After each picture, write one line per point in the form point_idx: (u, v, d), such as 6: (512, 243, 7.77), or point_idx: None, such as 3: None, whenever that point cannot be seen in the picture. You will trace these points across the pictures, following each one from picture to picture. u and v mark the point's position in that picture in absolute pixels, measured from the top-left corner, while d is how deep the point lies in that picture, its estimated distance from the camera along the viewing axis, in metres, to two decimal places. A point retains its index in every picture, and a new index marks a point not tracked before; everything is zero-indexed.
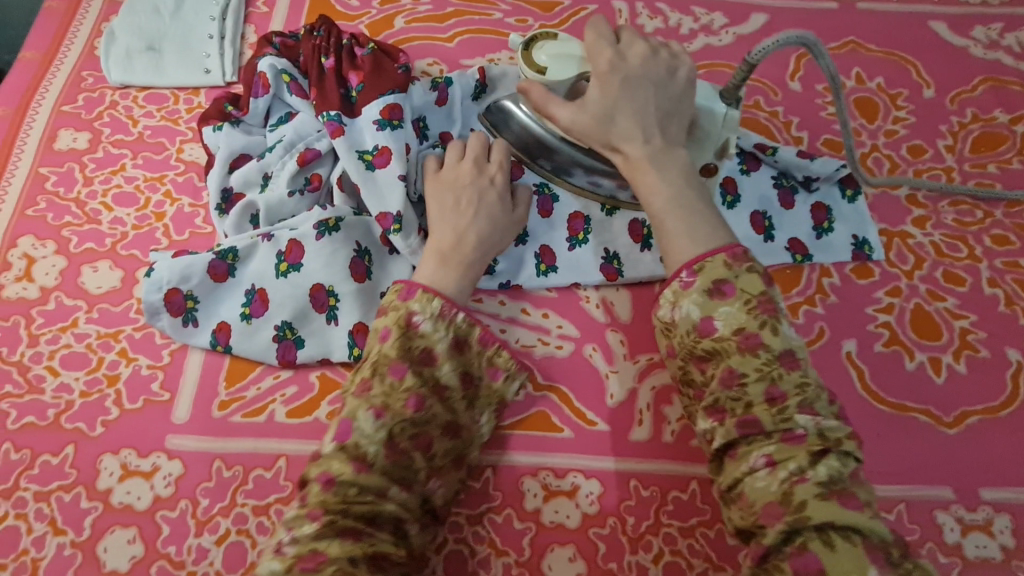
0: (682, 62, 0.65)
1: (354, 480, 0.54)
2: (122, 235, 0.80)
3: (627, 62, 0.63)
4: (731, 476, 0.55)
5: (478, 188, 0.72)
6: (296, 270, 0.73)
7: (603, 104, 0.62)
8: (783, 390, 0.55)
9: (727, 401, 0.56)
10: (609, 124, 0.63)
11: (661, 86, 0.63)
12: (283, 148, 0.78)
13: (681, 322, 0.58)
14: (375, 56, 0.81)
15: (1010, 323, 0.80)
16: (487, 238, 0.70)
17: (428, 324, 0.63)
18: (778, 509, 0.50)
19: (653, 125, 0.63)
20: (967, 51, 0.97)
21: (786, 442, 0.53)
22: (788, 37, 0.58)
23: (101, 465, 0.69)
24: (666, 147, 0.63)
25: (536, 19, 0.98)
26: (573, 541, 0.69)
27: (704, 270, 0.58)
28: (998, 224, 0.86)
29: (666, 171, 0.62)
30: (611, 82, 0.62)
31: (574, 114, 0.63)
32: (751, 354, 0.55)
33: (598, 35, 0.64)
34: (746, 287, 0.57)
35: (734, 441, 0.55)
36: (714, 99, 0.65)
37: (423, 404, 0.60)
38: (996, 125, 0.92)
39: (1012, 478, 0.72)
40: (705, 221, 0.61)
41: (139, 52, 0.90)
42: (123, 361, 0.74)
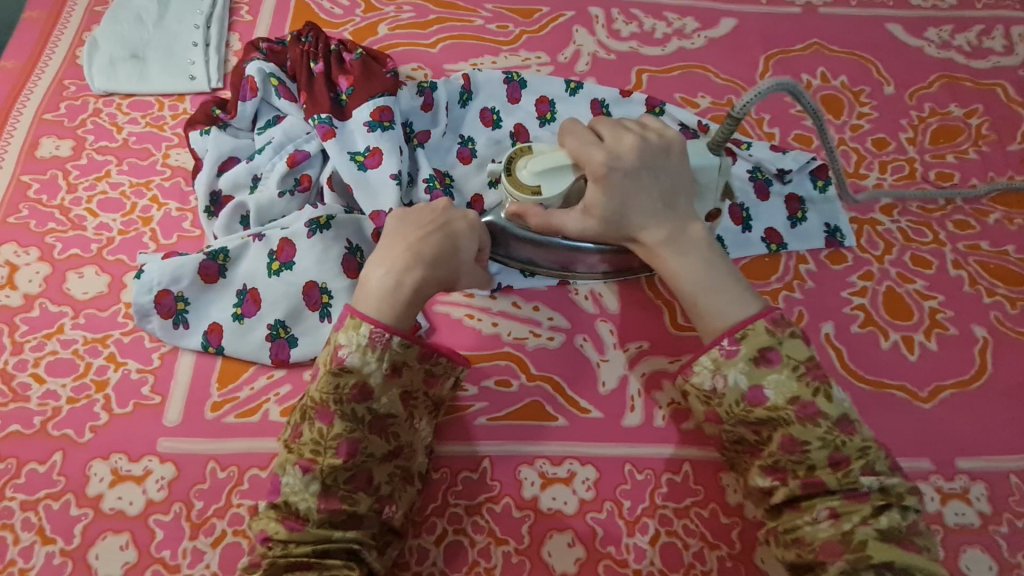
0: (672, 139, 0.66)
1: (289, 537, 0.58)
2: (108, 241, 0.79)
3: (621, 160, 0.64)
4: (790, 522, 0.59)
5: (452, 219, 0.67)
6: (288, 269, 0.73)
7: (612, 205, 0.64)
8: (846, 455, 0.58)
9: (789, 463, 0.59)
10: (620, 221, 0.65)
11: (659, 172, 0.65)
12: (272, 150, 0.79)
13: (729, 392, 0.60)
14: (363, 61, 0.83)
15: (975, 303, 0.84)
16: (442, 268, 0.65)
17: (356, 359, 0.59)
18: (837, 548, 0.56)
19: (664, 213, 0.65)
20: (921, 51, 1.03)
21: (848, 497, 0.58)
22: (768, 87, 0.62)
23: (91, 472, 0.68)
24: (682, 230, 0.65)
25: (516, 25, 1.01)
26: (570, 527, 0.70)
27: (747, 338, 0.60)
28: (958, 210, 0.90)
29: (686, 252, 0.64)
30: (611, 181, 0.63)
31: (581, 221, 0.65)
32: (811, 424, 0.58)
33: (578, 137, 0.66)
34: (791, 354, 0.60)
35: (797, 496, 0.59)
36: (704, 152, 0.68)
37: (355, 448, 0.59)
38: (953, 118, 0.98)
39: (989, 447, 0.76)
40: (731, 291, 0.63)
41: (123, 60, 0.90)
42: (112, 365, 0.73)
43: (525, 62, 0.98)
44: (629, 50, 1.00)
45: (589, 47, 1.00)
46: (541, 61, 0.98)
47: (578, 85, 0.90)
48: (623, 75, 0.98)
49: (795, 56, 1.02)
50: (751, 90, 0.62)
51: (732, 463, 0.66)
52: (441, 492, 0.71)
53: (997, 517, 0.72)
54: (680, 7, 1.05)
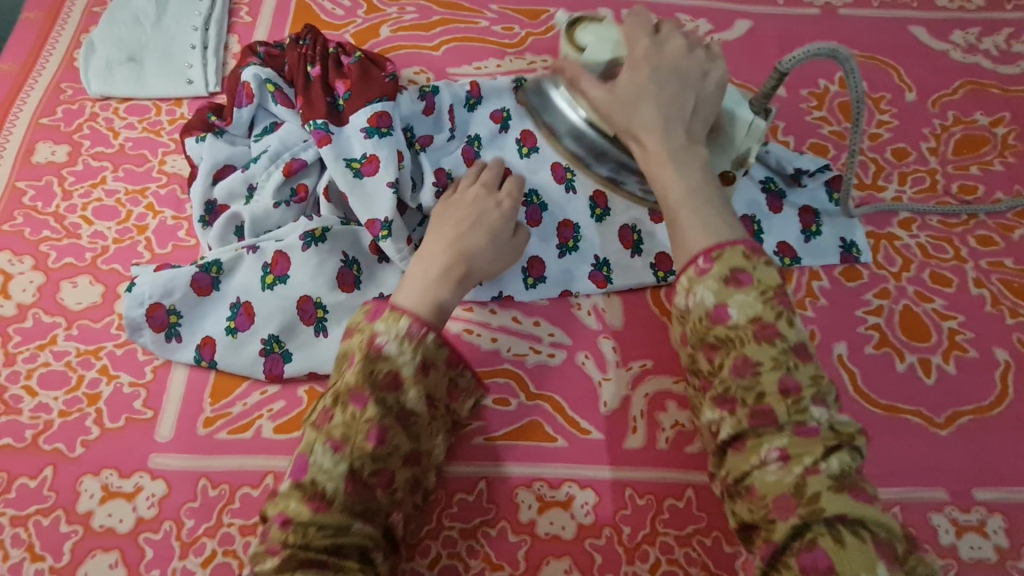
0: (719, 61, 0.66)
1: (312, 519, 0.53)
2: (102, 250, 0.78)
3: (664, 56, 0.64)
4: (738, 469, 0.53)
5: (481, 207, 0.71)
6: (282, 282, 0.72)
7: (632, 91, 0.64)
8: (799, 381, 0.54)
9: (739, 390, 0.54)
10: (634, 115, 0.64)
11: (691, 84, 0.64)
12: (268, 159, 0.77)
13: (695, 309, 0.57)
14: (362, 65, 0.80)
15: (997, 324, 0.80)
16: (478, 253, 0.68)
17: (393, 346, 0.58)
18: (790, 502, 0.50)
19: (680, 119, 0.63)
20: (946, 55, 0.99)
21: (799, 436, 0.52)
22: (819, 48, 0.62)
23: (82, 487, 0.67)
24: (690, 147, 0.63)
25: (522, 27, 0.98)
26: (568, 553, 0.68)
27: (721, 258, 0.57)
28: (981, 225, 0.87)
29: (686, 167, 0.62)
30: (641, 70, 0.64)
31: (601, 94, 0.65)
32: (766, 343, 0.54)
33: (638, 21, 0.67)
34: (762, 279, 0.56)
35: (744, 431, 0.54)
36: (736, 104, 0.68)
37: (384, 437, 0.57)
38: (977, 127, 0.93)
39: (1007, 477, 0.72)
40: (713, 211, 0.60)
41: (120, 63, 0.88)
42: (104, 378, 0.72)
43: (531, 65, 0.94)
44: None
45: None
46: (546, 64, 0.95)
47: None
48: None
49: (812, 60, 0.98)
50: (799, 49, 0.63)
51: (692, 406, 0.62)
52: (438, 514, 0.69)
53: (1015, 553, 0.69)
54: (692, 9, 1.01)
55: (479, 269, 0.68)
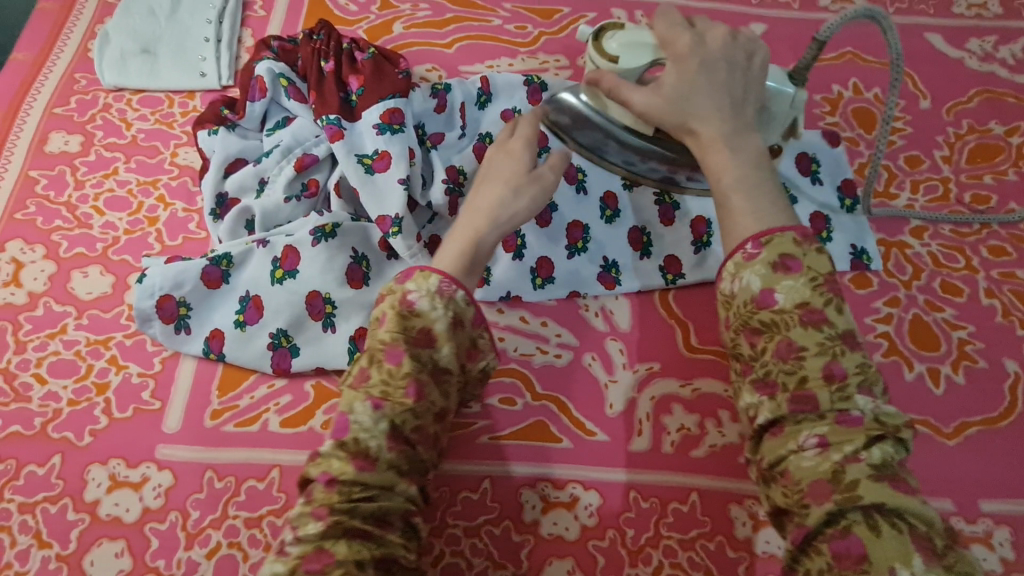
0: (758, 47, 0.61)
1: (358, 478, 0.52)
2: (114, 240, 0.78)
3: (706, 46, 0.58)
4: (774, 453, 0.53)
5: (498, 160, 0.66)
6: (292, 277, 0.72)
7: (681, 87, 0.57)
8: (844, 368, 0.53)
9: (781, 374, 0.54)
10: (686, 108, 0.57)
11: (737, 68, 0.59)
12: (279, 153, 0.77)
13: (740, 293, 0.57)
14: (375, 61, 0.80)
15: (1007, 335, 0.80)
16: (501, 208, 0.63)
17: (424, 303, 0.58)
18: (826, 488, 0.49)
19: (729, 107, 0.58)
20: (961, 63, 0.98)
21: (839, 424, 0.51)
22: (857, 11, 0.55)
23: (89, 476, 0.67)
24: (743, 131, 0.58)
25: (535, 27, 0.97)
26: (571, 554, 0.68)
27: (772, 243, 0.56)
28: (994, 235, 0.86)
29: (740, 152, 0.58)
30: (688, 66, 0.58)
31: (648, 93, 0.57)
32: (813, 328, 0.54)
33: (670, 19, 0.60)
34: (812, 266, 0.56)
35: (783, 415, 0.53)
36: (783, 81, 0.60)
37: (422, 392, 0.56)
38: (992, 136, 0.93)
39: (1014, 490, 0.72)
40: (763, 201, 0.58)
41: (134, 54, 0.89)
42: (113, 368, 0.72)
43: (543, 65, 0.94)
44: None
45: None
46: (559, 64, 0.95)
47: None
48: None
49: (826, 66, 0.97)
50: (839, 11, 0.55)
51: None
52: (441, 512, 0.69)
53: (1021, 565, 0.69)
54: (706, 12, 1.01)
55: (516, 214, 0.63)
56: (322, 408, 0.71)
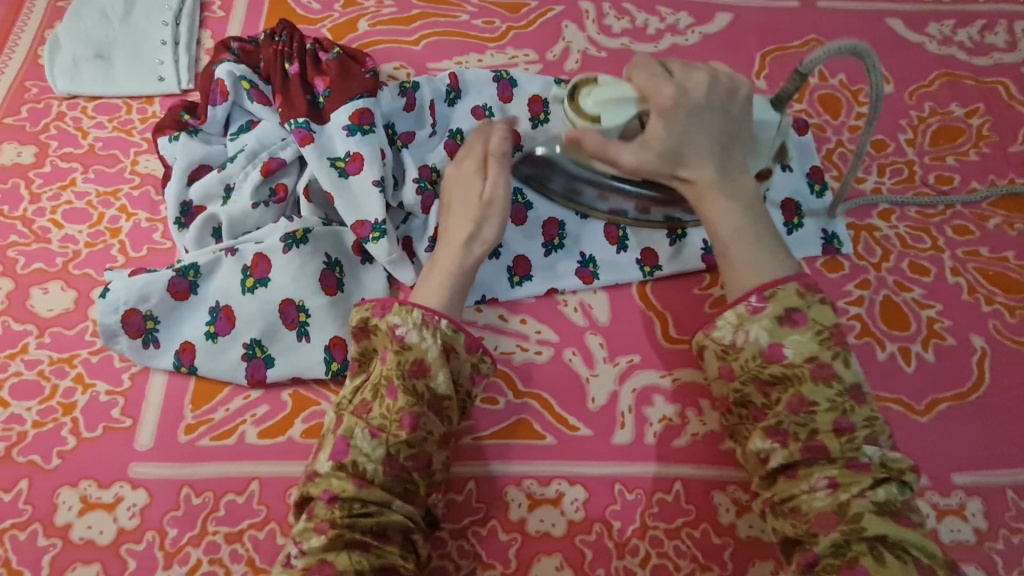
0: (741, 83, 0.67)
1: (357, 495, 0.57)
2: (74, 254, 0.76)
3: (689, 95, 0.65)
4: (786, 492, 0.58)
5: (459, 183, 0.72)
6: (263, 285, 0.70)
7: (674, 139, 0.64)
8: (853, 422, 0.57)
9: (792, 425, 0.58)
10: (678, 158, 0.65)
11: (722, 110, 0.66)
12: (245, 158, 0.75)
13: (748, 346, 0.60)
14: (340, 61, 0.78)
15: (973, 311, 0.82)
16: (466, 230, 0.69)
17: (414, 336, 0.62)
18: (833, 519, 0.54)
19: (718, 152, 0.65)
20: (922, 47, 1.00)
21: (849, 468, 0.56)
22: (839, 46, 0.63)
23: (59, 500, 0.65)
24: (732, 175, 0.66)
25: (503, 21, 0.96)
26: (559, 550, 0.68)
27: (775, 297, 0.60)
28: (958, 215, 0.88)
29: (733, 197, 0.65)
30: (674, 117, 0.64)
31: (638, 153, 0.65)
32: (824, 384, 0.57)
33: (648, 70, 0.66)
34: (817, 318, 0.59)
35: (795, 461, 0.57)
36: (766, 109, 0.68)
37: (417, 422, 0.60)
38: (953, 118, 0.95)
39: (985, 462, 0.74)
40: (768, 250, 0.63)
41: (87, 60, 0.85)
42: (80, 387, 0.70)
43: (512, 59, 0.94)
44: (621, 47, 0.97)
45: (579, 45, 0.96)
46: (528, 59, 0.94)
47: None
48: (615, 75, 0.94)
49: (793, 53, 0.98)
50: (821, 47, 0.63)
51: (732, 431, 0.64)
52: None
53: (993, 534, 0.71)
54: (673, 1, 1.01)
55: (481, 242, 0.69)
56: (301, 417, 0.70)
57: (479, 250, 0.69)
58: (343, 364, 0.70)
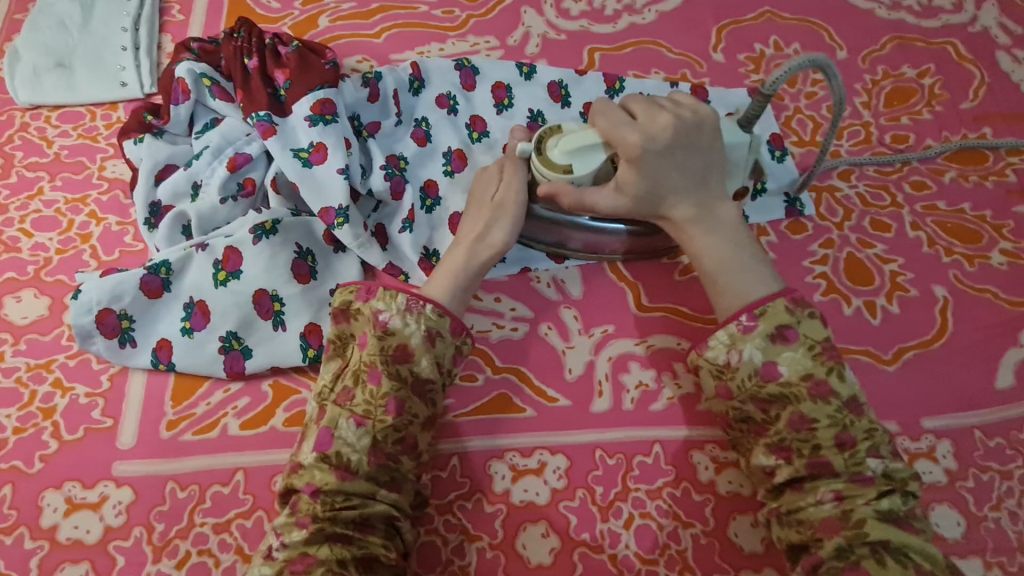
0: (705, 114, 0.67)
1: (340, 488, 0.58)
2: (45, 261, 0.76)
3: (655, 140, 0.65)
4: (794, 503, 0.60)
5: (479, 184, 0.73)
6: (235, 278, 0.71)
7: (647, 181, 0.66)
8: (853, 436, 0.58)
9: (795, 442, 0.59)
10: (654, 201, 0.67)
11: (690, 147, 0.66)
12: (210, 154, 0.75)
13: (743, 366, 0.61)
14: (299, 53, 0.79)
15: (933, 263, 0.84)
16: (478, 230, 0.70)
17: (397, 321, 0.63)
18: (835, 524, 0.56)
19: (694, 188, 0.67)
20: (872, 13, 1.03)
21: (854, 481, 0.58)
22: (802, 62, 0.62)
23: (43, 503, 0.66)
24: (711, 208, 0.67)
25: (463, 10, 0.98)
26: (544, 518, 0.69)
27: (766, 315, 0.61)
28: (914, 171, 0.91)
29: (713, 229, 0.66)
30: (644, 163, 0.65)
31: (613, 198, 0.67)
32: (822, 401, 0.59)
33: (611, 117, 0.67)
34: (808, 333, 0.61)
35: (801, 476, 0.59)
36: (734, 131, 0.69)
37: (402, 407, 0.61)
38: (905, 80, 0.98)
39: (953, 404, 0.77)
40: (749, 274, 0.64)
41: (48, 69, 0.85)
42: (59, 392, 0.70)
43: (474, 47, 0.95)
44: (580, 29, 0.98)
45: (539, 29, 0.97)
46: (490, 45, 0.96)
47: (532, 70, 0.88)
48: (575, 56, 0.96)
49: (747, 26, 1.00)
50: (784, 65, 0.62)
51: (734, 443, 0.66)
52: None
53: (962, 474, 0.73)
54: None
55: (488, 243, 0.70)
56: (283, 406, 0.71)
57: (488, 251, 0.69)
58: (319, 351, 0.71)
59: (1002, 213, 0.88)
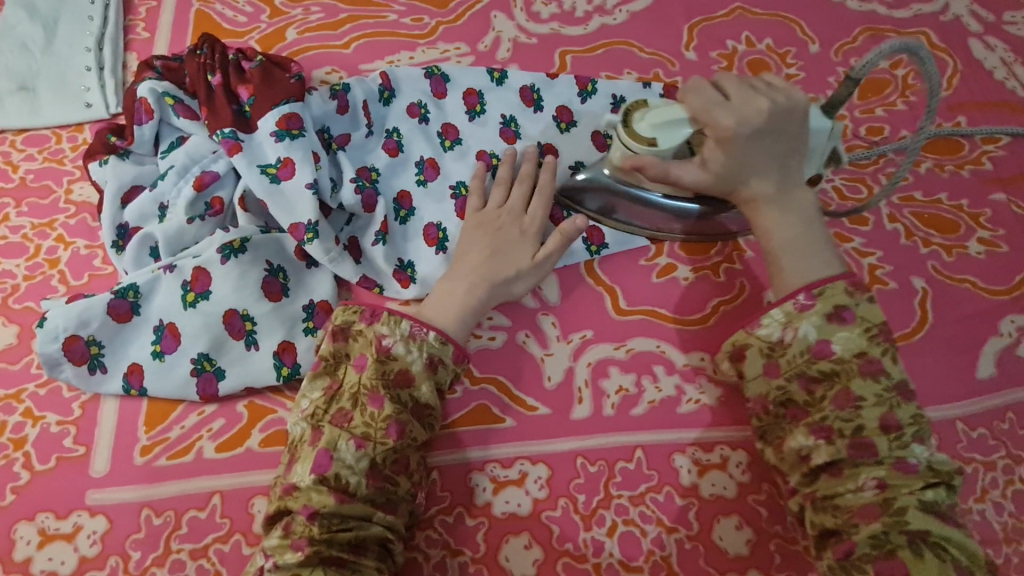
0: (798, 100, 0.65)
1: (338, 511, 0.57)
2: (13, 288, 0.75)
3: (748, 123, 0.64)
4: (831, 488, 0.59)
5: (508, 229, 0.75)
6: (205, 299, 0.70)
7: (732, 161, 0.65)
8: (901, 418, 0.58)
9: (836, 421, 0.59)
10: (735, 182, 0.66)
11: (782, 133, 0.65)
12: (176, 174, 0.74)
13: (796, 342, 0.62)
14: (264, 68, 0.78)
15: (912, 254, 0.84)
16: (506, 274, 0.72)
17: (400, 348, 0.64)
18: (875, 511, 0.56)
19: (776, 170, 0.66)
20: (843, 5, 1.02)
21: (897, 470, 0.57)
22: (894, 46, 0.60)
23: (17, 535, 0.65)
24: (788, 191, 0.66)
25: (432, 17, 0.97)
26: (527, 530, 0.68)
27: (824, 295, 0.62)
28: (890, 163, 0.90)
29: (788, 211, 0.66)
30: (733, 144, 0.64)
31: (697, 174, 0.67)
32: (872, 378, 0.59)
33: (702, 95, 0.66)
34: (865, 317, 0.61)
35: (843, 458, 0.58)
36: (820, 116, 0.66)
37: (403, 430, 0.61)
38: (879, 71, 0.97)
39: (934, 395, 0.76)
40: (816, 255, 0.65)
41: (10, 93, 0.84)
42: (29, 421, 0.69)
43: (444, 54, 0.94)
44: (550, 31, 0.98)
45: (509, 33, 0.97)
46: (460, 52, 0.95)
47: (503, 75, 0.87)
48: (546, 59, 0.95)
49: (719, 23, 1.00)
50: (874, 49, 0.60)
51: (762, 431, 0.65)
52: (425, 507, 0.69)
53: None
54: None
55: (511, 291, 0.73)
56: (258, 427, 0.70)
57: (503, 298, 0.73)
58: (294, 369, 0.70)
59: (979, 202, 0.88)
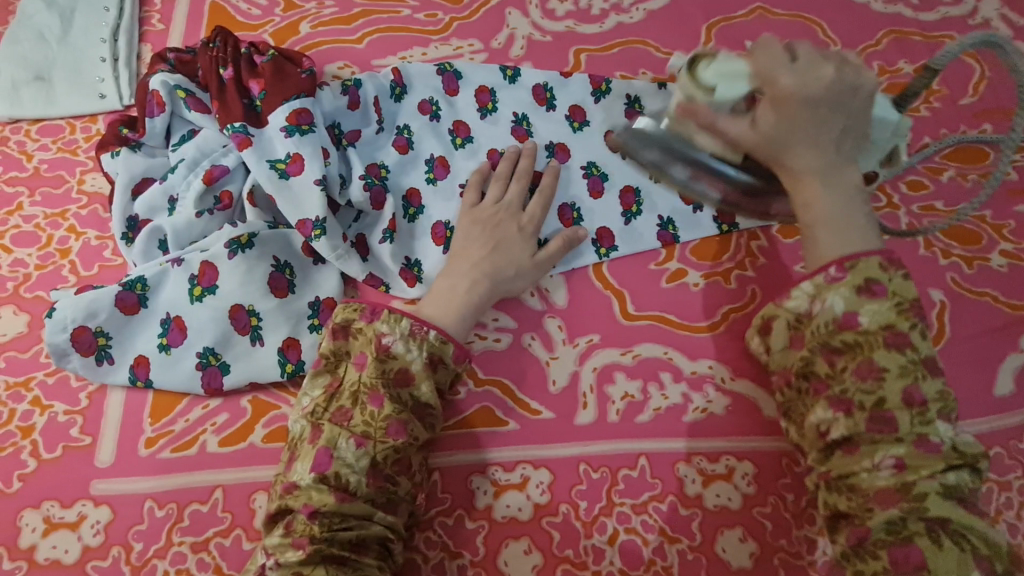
0: (869, 78, 0.58)
1: (338, 510, 0.57)
2: (24, 277, 0.76)
3: (812, 86, 0.57)
4: (845, 467, 0.57)
5: (507, 225, 0.75)
6: (211, 293, 0.70)
7: (783, 125, 0.58)
8: (925, 394, 0.55)
9: (857, 394, 0.57)
10: (781, 148, 0.59)
11: (843, 105, 0.58)
12: (186, 167, 0.74)
13: (822, 313, 0.60)
14: (275, 62, 0.77)
15: (930, 265, 0.82)
16: (503, 271, 0.72)
17: (400, 347, 0.64)
18: (892, 497, 0.54)
19: (829, 143, 0.58)
20: (868, 7, 1.00)
21: (917, 449, 0.54)
22: (972, 41, 0.58)
23: (22, 522, 0.65)
24: (838, 168, 0.59)
25: (446, 13, 0.96)
26: (527, 534, 0.68)
27: (857, 267, 0.58)
28: (911, 170, 0.88)
29: (831, 188, 0.59)
30: (788, 107, 0.57)
31: (744, 131, 0.59)
32: (896, 351, 0.56)
33: (771, 53, 0.59)
34: (899, 291, 0.58)
35: (860, 433, 0.56)
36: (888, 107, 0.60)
37: (404, 429, 0.61)
38: (902, 75, 0.95)
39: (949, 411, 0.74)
40: (852, 234, 0.59)
41: (26, 83, 0.85)
42: (37, 409, 0.70)
43: (457, 50, 0.93)
44: (565, 29, 0.96)
45: (523, 30, 0.95)
46: (473, 48, 0.94)
47: (516, 72, 0.86)
48: (560, 57, 0.94)
49: (738, 23, 0.98)
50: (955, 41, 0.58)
51: (788, 409, 0.66)
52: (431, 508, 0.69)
53: None
54: None
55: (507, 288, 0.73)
56: (261, 423, 0.70)
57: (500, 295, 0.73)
58: (298, 365, 0.70)
59: (1002, 213, 0.85)
